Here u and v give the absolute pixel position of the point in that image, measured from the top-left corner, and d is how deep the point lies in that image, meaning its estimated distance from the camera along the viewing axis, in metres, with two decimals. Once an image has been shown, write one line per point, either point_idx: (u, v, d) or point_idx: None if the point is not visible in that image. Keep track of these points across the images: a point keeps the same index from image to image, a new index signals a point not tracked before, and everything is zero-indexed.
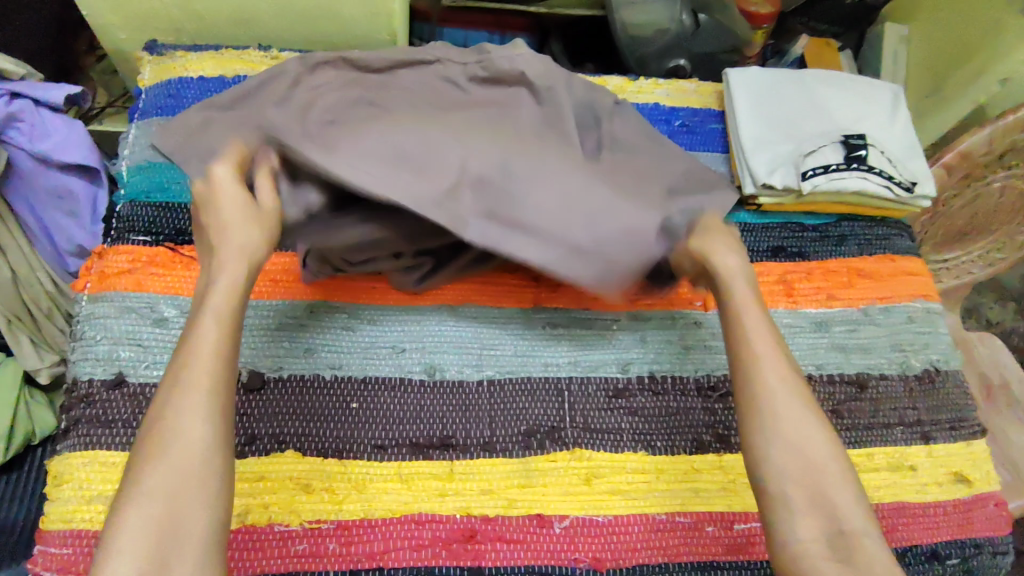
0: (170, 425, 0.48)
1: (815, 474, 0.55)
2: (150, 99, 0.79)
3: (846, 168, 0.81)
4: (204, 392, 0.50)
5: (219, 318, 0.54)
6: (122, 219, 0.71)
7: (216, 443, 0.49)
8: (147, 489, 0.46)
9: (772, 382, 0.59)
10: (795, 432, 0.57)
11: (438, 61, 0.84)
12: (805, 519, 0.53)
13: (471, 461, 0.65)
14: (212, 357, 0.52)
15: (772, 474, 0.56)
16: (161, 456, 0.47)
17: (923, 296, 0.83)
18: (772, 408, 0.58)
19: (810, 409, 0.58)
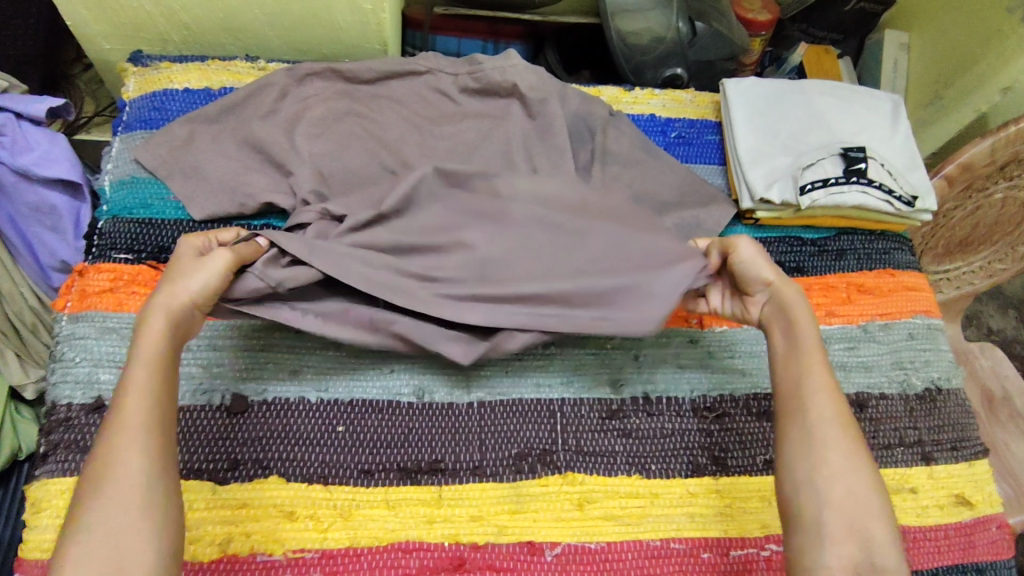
0: (104, 468, 0.47)
1: (858, 505, 0.51)
2: (134, 112, 0.77)
3: (846, 182, 0.79)
4: (141, 430, 0.49)
5: (148, 356, 0.52)
6: (103, 235, 0.70)
7: (155, 480, 0.48)
8: (90, 532, 0.45)
9: (823, 406, 0.55)
10: (842, 459, 0.53)
11: (429, 72, 0.82)
12: (838, 546, 0.50)
13: (460, 486, 0.63)
14: (146, 398, 0.50)
15: (810, 499, 0.52)
16: (98, 499, 0.46)
17: (924, 312, 0.81)
18: (816, 431, 0.54)
19: (858, 439, 0.54)
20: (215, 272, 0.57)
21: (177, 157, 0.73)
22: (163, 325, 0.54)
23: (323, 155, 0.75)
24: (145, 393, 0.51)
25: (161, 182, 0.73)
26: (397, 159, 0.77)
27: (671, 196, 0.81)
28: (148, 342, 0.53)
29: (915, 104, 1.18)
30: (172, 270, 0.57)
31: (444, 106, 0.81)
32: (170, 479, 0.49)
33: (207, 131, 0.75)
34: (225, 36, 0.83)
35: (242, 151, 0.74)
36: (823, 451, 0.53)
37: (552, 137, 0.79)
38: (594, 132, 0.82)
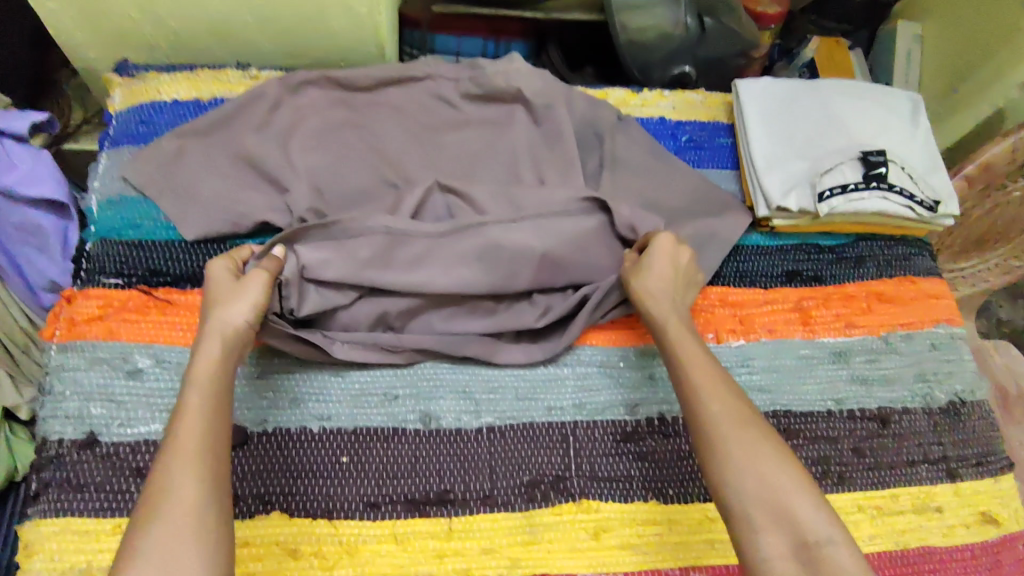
0: (162, 489, 0.45)
1: (772, 488, 0.50)
2: (121, 126, 0.74)
3: (866, 187, 0.76)
4: (196, 453, 0.47)
5: (202, 380, 0.51)
6: (91, 260, 0.67)
7: (210, 503, 0.46)
8: (145, 555, 0.42)
9: (717, 403, 0.55)
10: (745, 450, 0.52)
11: (429, 78, 0.78)
12: (769, 536, 0.48)
13: (471, 517, 0.60)
14: (200, 420, 0.49)
15: (729, 498, 0.51)
16: (156, 522, 0.44)
17: (947, 321, 0.79)
18: (715, 425, 0.53)
19: (757, 424, 0.53)
20: (258, 292, 0.57)
21: (167, 174, 0.70)
22: (218, 350, 0.53)
23: (320, 170, 0.71)
24: (201, 417, 0.49)
25: (150, 202, 0.69)
26: (397, 172, 0.73)
27: (684, 204, 0.77)
28: (202, 366, 0.52)
29: (930, 97, 1.14)
30: (209, 297, 0.57)
31: (445, 114, 0.77)
32: (225, 503, 0.47)
33: (198, 145, 0.71)
34: (214, 42, 0.79)
35: (236, 167, 0.71)
36: (726, 448, 0.52)
37: (559, 145, 0.75)
38: (602, 138, 0.79)
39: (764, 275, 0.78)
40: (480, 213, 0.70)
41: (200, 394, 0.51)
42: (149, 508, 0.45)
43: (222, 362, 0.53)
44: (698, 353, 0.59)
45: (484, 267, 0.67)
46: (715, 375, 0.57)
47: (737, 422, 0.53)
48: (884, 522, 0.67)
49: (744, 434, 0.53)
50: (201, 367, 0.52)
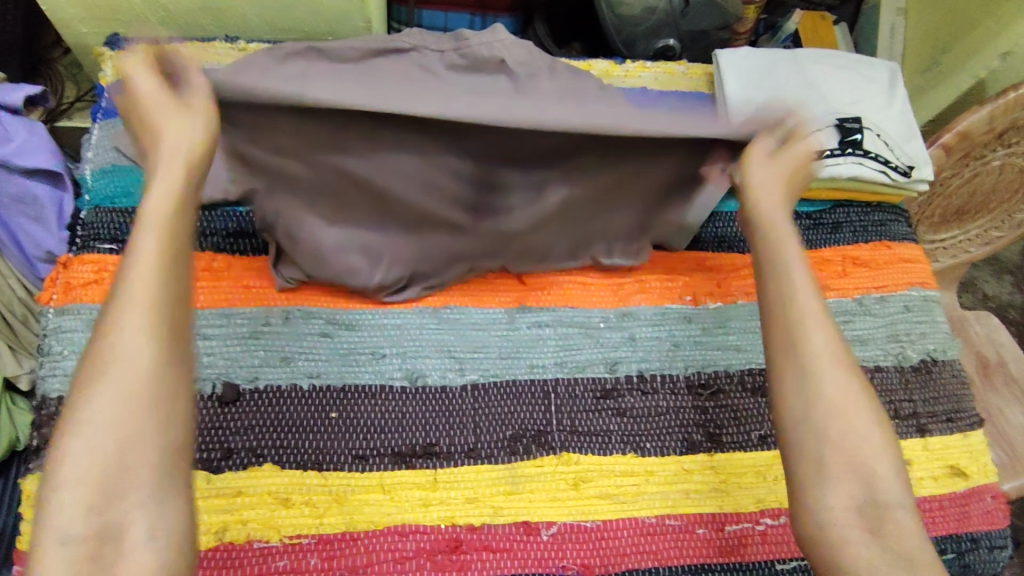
0: (104, 346, 0.40)
1: (858, 442, 0.47)
2: (113, 97, 0.75)
3: (842, 153, 0.79)
4: (145, 299, 0.42)
5: (154, 217, 0.45)
6: (86, 226, 0.68)
7: (165, 363, 0.41)
8: (89, 418, 0.39)
9: (820, 343, 0.50)
10: (838, 396, 0.48)
11: (414, 49, 0.80)
12: (841, 487, 0.47)
13: (455, 468, 0.63)
14: (153, 270, 0.43)
15: (806, 438, 0.48)
16: (104, 380, 0.40)
17: (920, 283, 0.81)
18: (813, 359, 0.49)
19: (855, 373, 0.50)
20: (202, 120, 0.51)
21: None
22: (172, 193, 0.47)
23: None
24: (154, 259, 0.43)
25: (142, 170, 0.71)
26: None
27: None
28: (152, 208, 0.46)
29: (913, 71, 1.15)
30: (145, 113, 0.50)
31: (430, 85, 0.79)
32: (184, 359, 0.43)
33: None
34: (203, 16, 0.81)
35: None
36: (818, 390, 0.49)
37: None
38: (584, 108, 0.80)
39: (742, 241, 0.80)
40: None
41: (152, 238, 0.44)
42: (92, 370, 0.40)
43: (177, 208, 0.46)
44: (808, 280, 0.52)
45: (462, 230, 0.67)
46: (819, 310, 0.51)
47: (837, 367, 0.49)
48: None
49: (842, 381, 0.49)
50: (149, 208, 0.46)
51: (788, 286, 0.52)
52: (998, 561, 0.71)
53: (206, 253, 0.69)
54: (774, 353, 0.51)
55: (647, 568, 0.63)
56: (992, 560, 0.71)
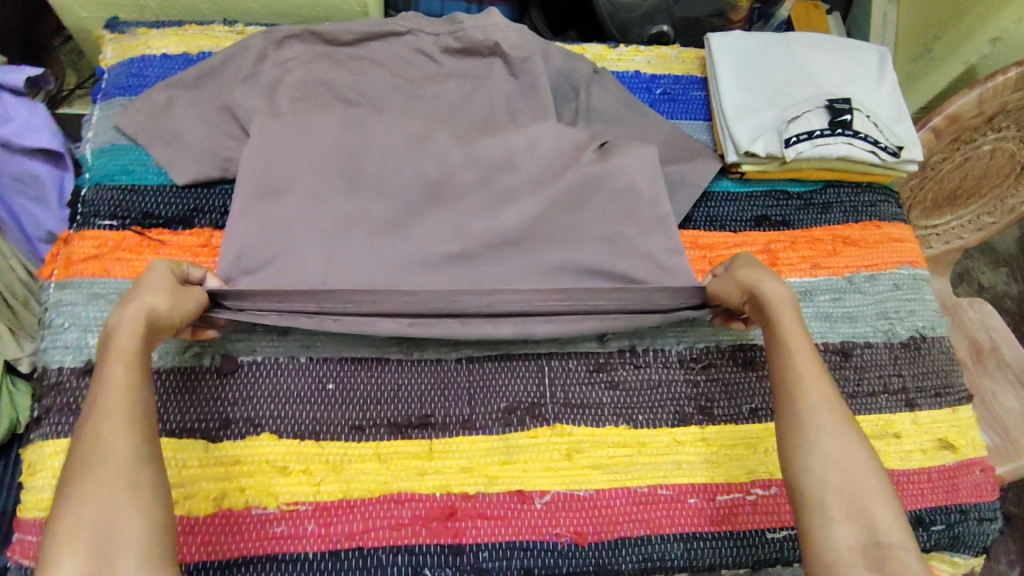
0: (92, 451, 0.47)
1: (857, 487, 0.52)
2: (112, 79, 0.76)
3: (831, 133, 0.79)
4: (123, 414, 0.49)
5: (125, 352, 0.52)
6: (86, 203, 0.69)
7: (140, 461, 0.48)
8: (82, 502, 0.45)
9: (816, 399, 0.57)
10: (835, 446, 0.54)
11: (410, 32, 0.80)
12: (844, 528, 0.51)
13: (451, 439, 0.64)
14: (126, 391, 0.50)
15: (810, 487, 0.53)
16: (89, 473, 0.46)
17: (910, 263, 0.82)
18: (809, 417, 0.56)
19: (848, 425, 0.55)
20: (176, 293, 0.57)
21: (157, 123, 0.72)
22: (139, 324, 0.54)
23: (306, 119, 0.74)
24: (128, 387, 0.51)
25: (141, 149, 0.72)
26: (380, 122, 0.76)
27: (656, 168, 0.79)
28: (122, 341, 0.53)
29: (905, 59, 1.16)
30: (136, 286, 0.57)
31: (425, 68, 0.80)
32: (156, 461, 0.49)
33: (186, 96, 0.74)
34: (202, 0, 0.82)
35: (223, 116, 0.74)
36: (817, 441, 0.55)
37: (536, 95, 0.78)
38: (577, 90, 0.82)
39: (734, 220, 0.81)
40: (458, 162, 0.73)
41: (121, 367, 0.52)
42: (79, 468, 0.46)
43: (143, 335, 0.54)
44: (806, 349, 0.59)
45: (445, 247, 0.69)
46: (814, 373, 0.58)
47: (835, 427, 0.55)
48: None
49: (839, 437, 0.55)
50: (122, 339, 0.53)
51: (784, 349, 0.60)
52: (987, 533, 0.72)
53: (205, 229, 0.70)
54: (779, 410, 0.58)
55: (639, 536, 0.64)
56: (981, 532, 0.72)
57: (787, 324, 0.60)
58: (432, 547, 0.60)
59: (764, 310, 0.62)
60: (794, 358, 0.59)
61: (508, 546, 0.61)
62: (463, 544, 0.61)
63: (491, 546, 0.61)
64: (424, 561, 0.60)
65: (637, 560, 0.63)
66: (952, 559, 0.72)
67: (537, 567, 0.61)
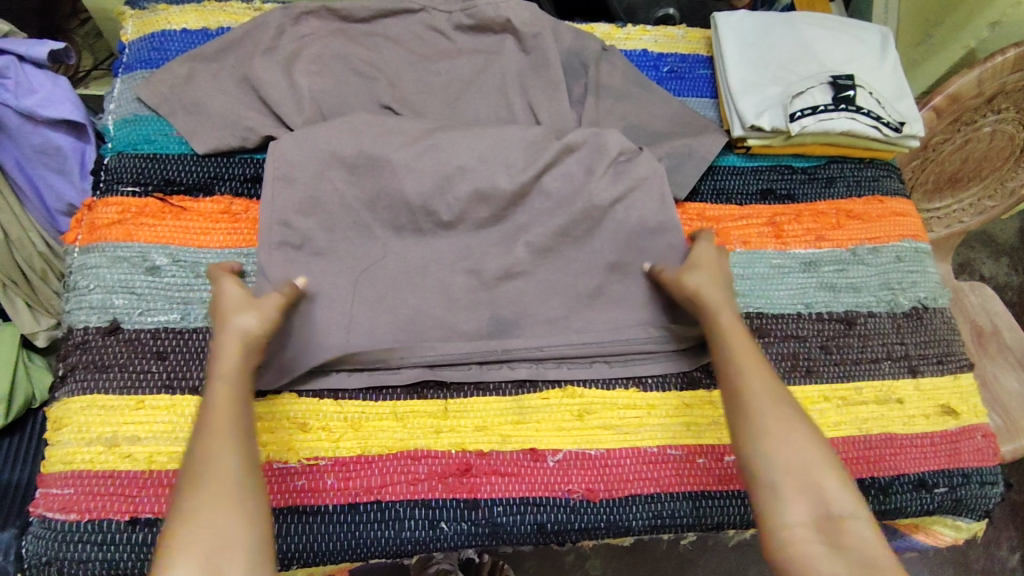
0: (198, 467, 0.48)
1: (806, 464, 0.52)
2: (134, 53, 0.78)
3: (835, 108, 0.80)
4: (227, 428, 0.51)
5: (228, 372, 0.54)
6: (109, 171, 0.71)
7: (246, 471, 0.49)
8: (195, 513, 0.46)
9: (755, 382, 0.57)
10: (782, 427, 0.54)
11: (423, 10, 0.82)
12: (795, 505, 0.51)
13: (466, 398, 0.66)
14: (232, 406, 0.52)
15: (761, 469, 0.53)
16: (201, 484, 0.47)
17: (912, 236, 0.83)
18: (753, 400, 0.56)
19: (791, 406, 0.55)
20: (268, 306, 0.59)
21: (178, 94, 0.74)
22: (236, 353, 0.55)
23: (322, 92, 0.76)
24: (231, 404, 0.52)
25: (163, 119, 0.74)
26: (394, 95, 0.78)
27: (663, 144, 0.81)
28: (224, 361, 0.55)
29: (907, 45, 1.17)
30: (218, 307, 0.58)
31: (439, 44, 0.81)
32: (257, 475, 0.50)
33: (207, 70, 0.76)
34: None
35: (242, 89, 0.75)
36: (764, 425, 0.54)
37: (547, 70, 0.80)
38: (587, 66, 0.83)
39: (739, 193, 0.83)
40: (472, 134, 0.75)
41: (227, 386, 0.53)
42: (189, 480, 0.48)
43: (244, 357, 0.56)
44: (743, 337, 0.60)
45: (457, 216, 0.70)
46: (753, 357, 0.58)
47: (779, 407, 0.55)
48: (847, 410, 0.73)
49: (784, 417, 0.55)
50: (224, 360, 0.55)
51: (726, 339, 0.60)
52: (988, 496, 0.74)
53: (225, 196, 0.72)
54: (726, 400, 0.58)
55: (649, 494, 0.65)
56: (983, 495, 0.73)
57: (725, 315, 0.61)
58: (448, 501, 0.62)
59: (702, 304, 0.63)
60: (735, 347, 0.59)
61: (522, 502, 0.63)
62: (477, 498, 0.62)
63: (505, 501, 0.63)
64: (440, 515, 0.61)
65: (646, 516, 0.65)
66: (955, 523, 0.75)
67: (549, 522, 0.63)
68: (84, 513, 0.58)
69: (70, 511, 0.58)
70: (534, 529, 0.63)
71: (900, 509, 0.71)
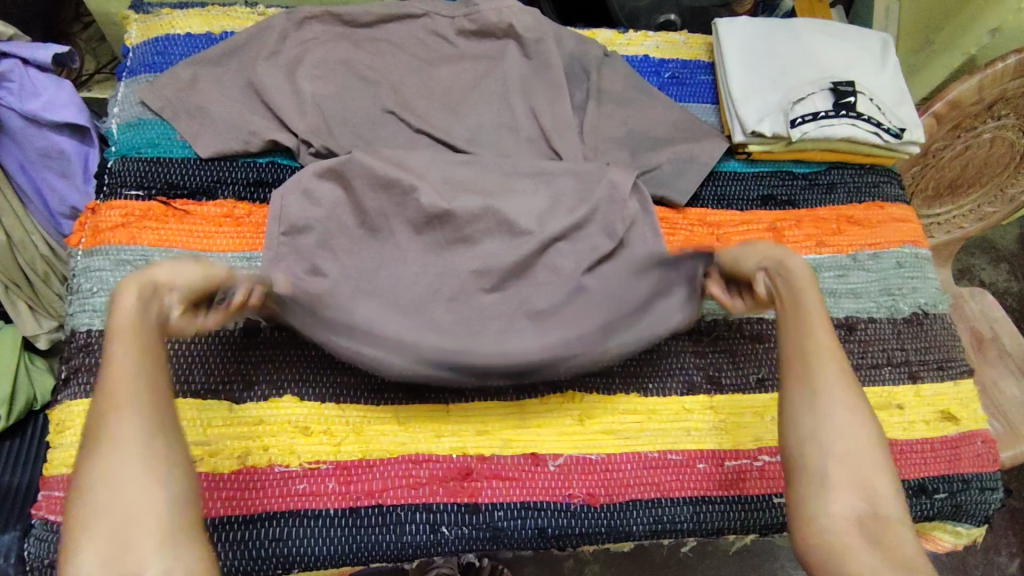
0: (97, 435, 0.44)
1: (865, 457, 0.50)
2: (138, 57, 0.78)
3: (835, 115, 0.81)
4: (131, 393, 0.46)
5: (137, 328, 0.49)
6: (113, 174, 0.72)
7: (150, 439, 0.45)
8: (92, 487, 0.43)
9: (828, 369, 0.54)
10: (849, 417, 0.52)
11: (426, 15, 0.82)
12: (844, 496, 0.49)
13: (467, 403, 0.66)
14: (135, 364, 0.47)
15: (816, 453, 0.51)
16: (98, 455, 0.44)
17: (912, 242, 0.84)
18: (819, 386, 0.53)
19: (861, 398, 0.53)
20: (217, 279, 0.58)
21: (183, 98, 0.75)
22: (137, 305, 0.50)
23: (326, 97, 0.76)
24: (131, 360, 0.47)
25: (167, 123, 0.74)
26: (397, 99, 0.78)
27: (666, 149, 0.81)
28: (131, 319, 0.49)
29: (907, 52, 1.18)
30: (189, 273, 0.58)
31: (441, 49, 0.82)
32: (172, 442, 0.46)
33: (210, 74, 0.76)
34: None
35: (246, 94, 0.76)
36: (829, 410, 0.52)
37: (549, 76, 0.80)
38: (589, 72, 0.83)
39: (740, 199, 0.83)
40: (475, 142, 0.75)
41: (123, 345, 0.48)
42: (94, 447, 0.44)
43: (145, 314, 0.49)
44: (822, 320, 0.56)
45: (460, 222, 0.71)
46: (830, 346, 0.55)
47: (846, 396, 0.53)
48: None
49: (851, 406, 0.52)
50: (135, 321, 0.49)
51: (801, 318, 0.56)
52: (988, 502, 0.74)
53: (228, 200, 0.72)
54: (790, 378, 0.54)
55: (649, 499, 0.65)
56: (982, 501, 0.74)
57: (808, 295, 0.57)
58: (449, 505, 0.62)
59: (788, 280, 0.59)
60: (812, 328, 0.55)
61: (523, 506, 0.63)
62: (478, 503, 0.63)
63: (506, 506, 0.63)
64: (441, 519, 0.61)
65: (647, 522, 0.65)
66: (955, 529, 0.75)
67: (550, 527, 0.63)
68: None
69: None
70: (536, 534, 0.63)
71: None
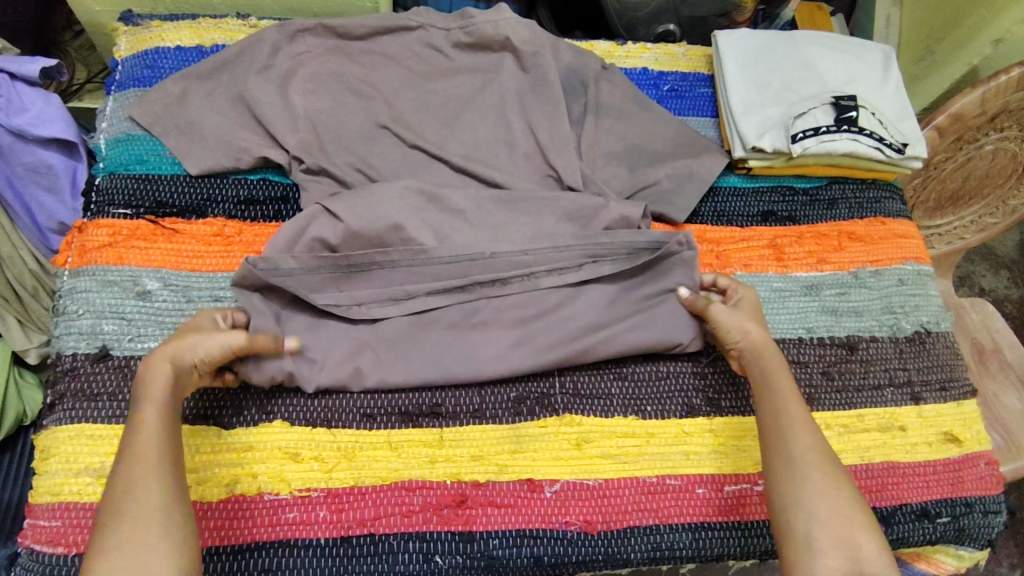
0: (123, 501, 0.48)
1: (843, 521, 0.53)
2: (127, 71, 0.77)
3: (837, 130, 0.79)
4: (156, 460, 0.51)
5: (155, 396, 0.54)
6: (100, 192, 0.70)
7: (173, 506, 0.49)
8: (117, 550, 0.47)
9: (804, 440, 0.58)
10: (828, 484, 0.55)
11: (421, 27, 0.81)
12: (829, 559, 0.52)
13: (461, 427, 0.65)
14: (159, 435, 0.52)
15: (796, 522, 0.54)
16: (121, 521, 0.48)
17: (914, 258, 0.82)
18: (797, 453, 0.57)
19: (836, 463, 0.57)
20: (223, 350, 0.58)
21: (172, 113, 0.73)
22: (168, 376, 0.55)
23: (318, 111, 0.75)
24: (158, 430, 0.52)
25: (156, 139, 0.73)
26: (390, 114, 0.76)
27: (664, 164, 0.80)
28: (154, 383, 0.54)
29: (909, 61, 1.16)
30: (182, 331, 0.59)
31: (436, 62, 0.80)
32: (184, 503, 0.51)
33: (201, 88, 0.75)
34: None
35: (236, 108, 0.74)
36: (806, 476, 0.56)
37: (546, 89, 0.79)
38: (587, 85, 0.82)
39: (740, 216, 0.82)
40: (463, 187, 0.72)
41: (155, 411, 0.53)
42: (113, 514, 0.48)
43: (173, 380, 0.55)
44: (791, 391, 0.61)
45: (454, 240, 0.69)
46: (804, 419, 0.59)
47: (824, 463, 0.57)
48: (848, 438, 0.72)
49: (829, 473, 0.56)
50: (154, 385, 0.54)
51: (772, 391, 0.61)
52: (992, 526, 0.73)
53: (218, 219, 0.71)
54: (768, 449, 0.59)
55: (647, 526, 0.64)
56: (986, 525, 0.72)
57: (777, 373, 0.62)
58: (443, 534, 0.61)
59: (755, 357, 0.64)
60: (782, 401, 0.60)
61: (519, 534, 0.62)
62: (473, 531, 0.61)
63: (501, 534, 0.62)
64: (435, 548, 0.60)
65: (645, 549, 0.64)
66: (958, 552, 0.74)
67: (546, 555, 0.62)
68: (72, 546, 0.57)
69: (59, 544, 0.57)
70: (531, 562, 0.62)
71: (902, 540, 0.70)
